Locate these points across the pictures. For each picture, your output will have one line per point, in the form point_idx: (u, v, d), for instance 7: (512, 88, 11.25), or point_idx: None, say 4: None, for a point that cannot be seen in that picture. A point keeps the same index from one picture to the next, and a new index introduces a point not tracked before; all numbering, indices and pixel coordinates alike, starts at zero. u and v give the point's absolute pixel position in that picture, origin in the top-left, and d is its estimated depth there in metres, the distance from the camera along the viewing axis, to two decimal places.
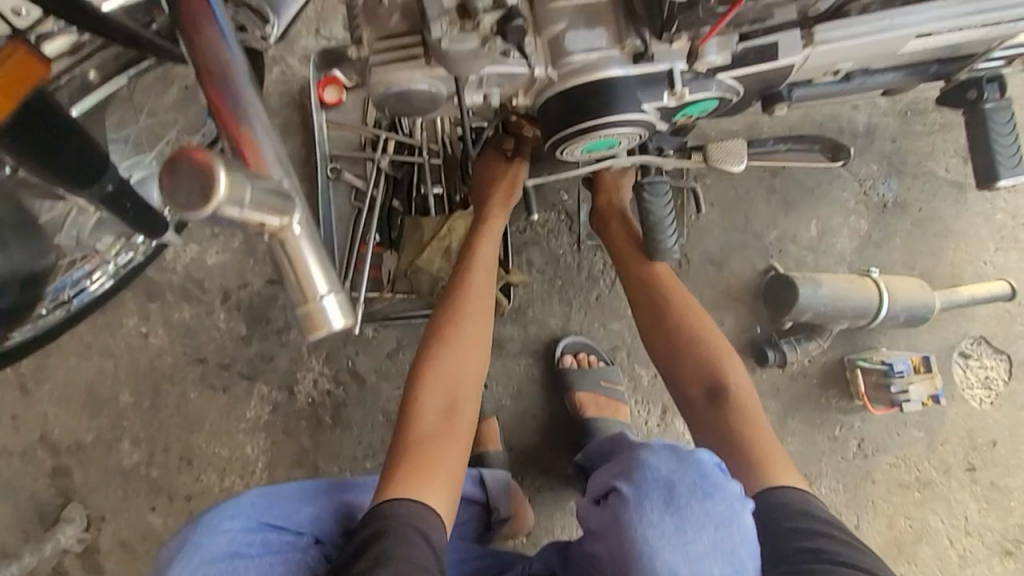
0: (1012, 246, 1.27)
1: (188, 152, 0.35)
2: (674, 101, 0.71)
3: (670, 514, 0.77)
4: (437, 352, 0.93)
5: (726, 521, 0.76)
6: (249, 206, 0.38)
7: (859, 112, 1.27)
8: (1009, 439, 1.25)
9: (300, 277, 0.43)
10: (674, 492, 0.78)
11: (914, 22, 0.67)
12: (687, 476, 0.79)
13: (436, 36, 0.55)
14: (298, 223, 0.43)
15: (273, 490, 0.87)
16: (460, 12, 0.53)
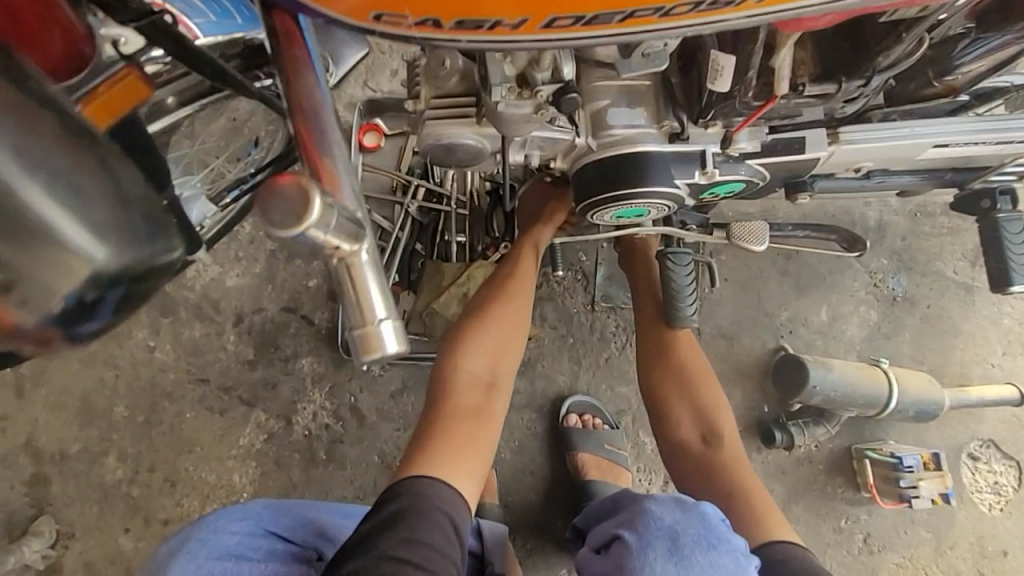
0: (1019, 351, 1.29)
1: (284, 179, 0.37)
2: (704, 179, 0.75)
3: (674, 563, 0.75)
4: (473, 344, 0.97)
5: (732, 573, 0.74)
6: (329, 232, 0.38)
7: (871, 208, 1.32)
8: (1020, 550, 1.21)
9: (360, 298, 0.42)
10: (677, 542, 0.76)
11: (931, 132, 0.73)
12: (691, 525, 0.77)
13: (495, 100, 0.58)
14: (367, 252, 0.43)
15: (282, 505, 0.91)
16: (520, 82, 0.57)
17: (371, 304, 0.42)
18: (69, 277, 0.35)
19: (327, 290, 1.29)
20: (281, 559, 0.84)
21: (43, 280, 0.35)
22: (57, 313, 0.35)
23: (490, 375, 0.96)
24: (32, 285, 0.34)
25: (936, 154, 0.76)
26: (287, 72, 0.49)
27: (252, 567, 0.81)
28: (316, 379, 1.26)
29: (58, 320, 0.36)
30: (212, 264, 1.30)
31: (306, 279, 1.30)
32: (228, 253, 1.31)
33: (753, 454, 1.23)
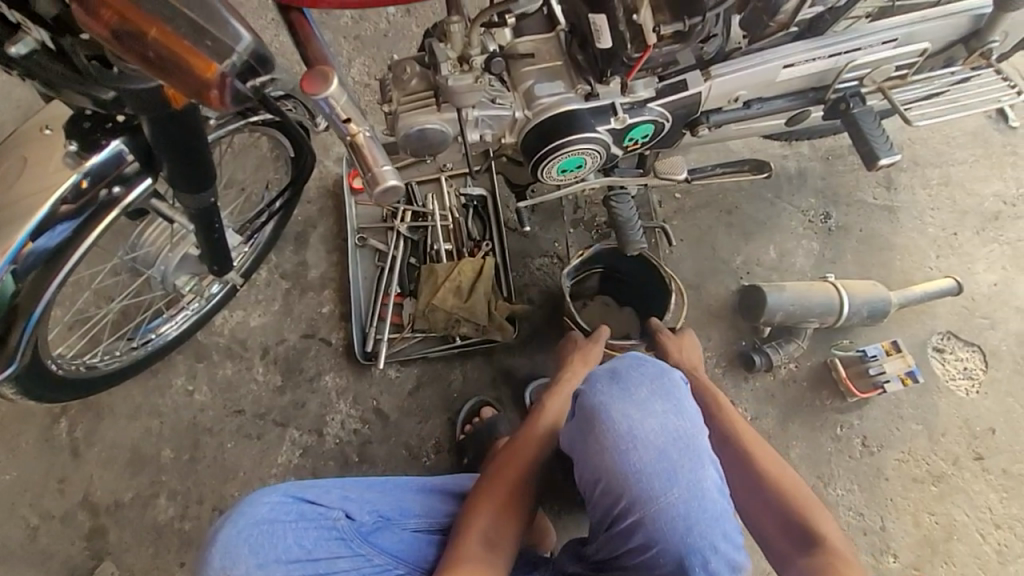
0: (950, 252, 1.46)
1: (313, 73, 0.63)
2: (619, 124, 0.97)
3: (615, 381, 0.90)
4: (497, 477, 1.00)
5: (659, 375, 0.91)
6: (342, 104, 0.65)
7: (789, 160, 1.53)
8: (1005, 425, 1.31)
9: (366, 155, 0.68)
10: (615, 370, 0.92)
11: (775, 56, 0.96)
12: (622, 359, 0.94)
13: (445, 75, 0.85)
14: (367, 131, 0.68)
15: (311, 480, 1.00)
16: (457, 60, 0.86)
17: (378, 158, 0.69)
18: (236, 46, 0.58)
19: (339, 313, 1.47)
20: (309, 519, 0.94)
21: (222, 42, 0.58)
22: (230, 65, 0.59)
23: (501, 530, 0.95)
24: (218, 45, 0.58)
25: (791, 74, 0.99)
26: (302, 42, 0.72)
27: (285, 528, 0.93)
28: (339, 392, 1.40)
29: (231, 71, 0.59)
30: (235, 310, 1.46)
31: (320, 307, 1.47)
32: (249, 297, 1.47)
33: (741, 384, 1.36)
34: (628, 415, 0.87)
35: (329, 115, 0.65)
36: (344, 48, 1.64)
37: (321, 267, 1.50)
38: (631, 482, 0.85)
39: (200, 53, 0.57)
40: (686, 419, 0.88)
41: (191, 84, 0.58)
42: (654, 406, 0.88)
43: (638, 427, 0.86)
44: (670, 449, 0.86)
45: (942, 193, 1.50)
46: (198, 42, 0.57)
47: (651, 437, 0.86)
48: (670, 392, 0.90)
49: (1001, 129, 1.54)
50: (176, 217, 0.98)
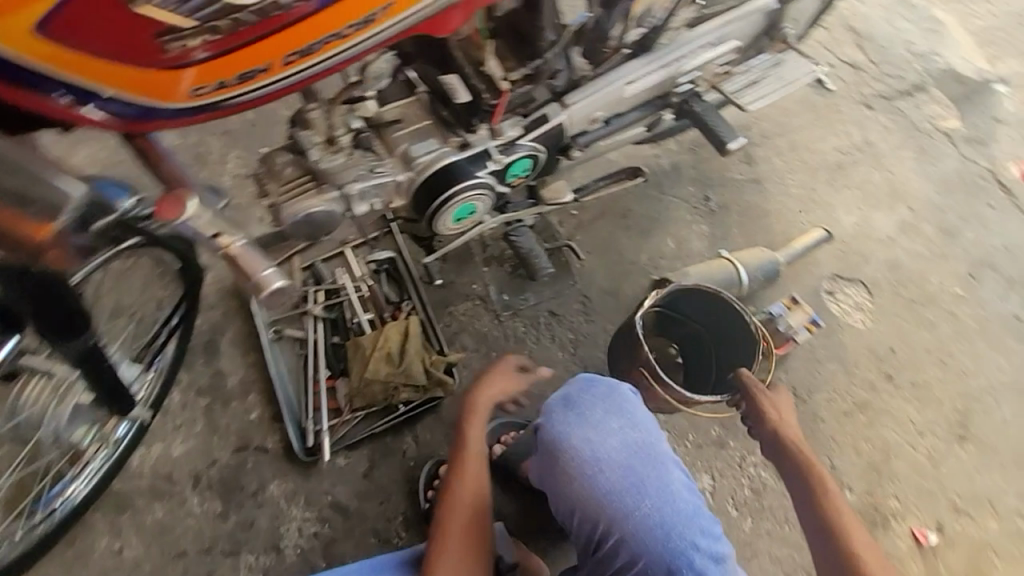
0: (815, 206, 1.65)
1: (166, 203, 0.73)
2: (498, 165, 1.02)
3: (569, 408, 0.92)
4: (451, 517, 1.12)
5: (610, 392, 0.94)
6: (204, 221, 0.74)
7: (662, 158, 1.67)
8: (900, 342, 1.48)
9: (246, 263, 0.76)
10: (567, 397, 0.94)
11: (618, 77, 1.07)
12: (574, 384, 0.97)
13: (314, 159, 0.92)
14: (243, 239, 0.77)
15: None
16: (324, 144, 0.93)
17: (257, 262, 0.76)
18: (63, 209, 0.64)
19: (270, 414, 1.38)
20: None
21: (50, 208, 0.63)
22: (65, 223, 0.64)
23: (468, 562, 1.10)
24: (42, 209, 0.63)
25: (636, 89, 1.09)
26: (155, 164, 0.76)
27: None
28: (289, 498, 1.31)
29: (68, 228, 0.65)
30: (153, 444, 1.33)
31: (248, 414, 1.38)
32: (165, 426, 1.35)
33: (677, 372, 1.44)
34: (587, 439, 0.90)
35: (195, 235, 0.75)
36: (214, 146, 1.61)
37: (239, 372, 1.42)
38: (604, 503, 0.87)
39: (28, 221, 0.63)
40: (643, 429, 0.91)
41: (23, 247, 0.63)
42: (610, 424, 0.91)
43: (599, 448, 0.89)
44: (633, 462, 0.88)
45: (793, 157, 1.70)
46: (24, 210, 0.63)
47: (613, 455, 0.88)
48: (624, 406, 0.93)
49: (822, 93, 1.79)
50: (56, 369, 0.92)
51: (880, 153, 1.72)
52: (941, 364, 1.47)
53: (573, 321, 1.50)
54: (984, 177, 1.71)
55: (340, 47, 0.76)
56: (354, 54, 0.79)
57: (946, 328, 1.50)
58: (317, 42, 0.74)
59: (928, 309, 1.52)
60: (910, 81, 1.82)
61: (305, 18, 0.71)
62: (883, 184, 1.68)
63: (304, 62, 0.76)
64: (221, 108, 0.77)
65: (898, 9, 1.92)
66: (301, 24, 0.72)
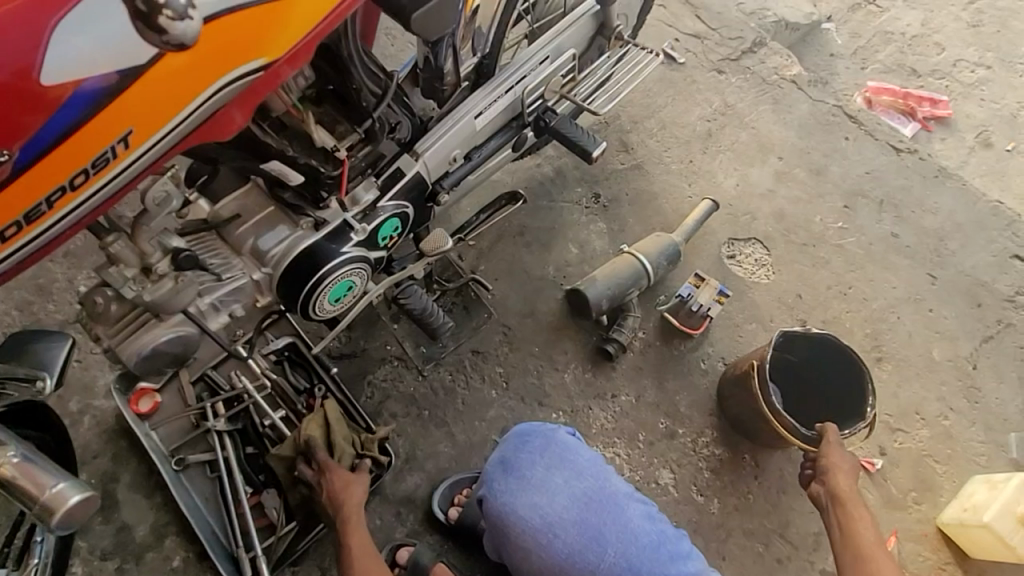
0: (697, 177, 1.69)
1: None
2: (363, 234, 0.94)
3: (509, 475, 0.97)
4: None
5: (547, 445, 0.98)
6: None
7: (543, 166, 1.66)
8: (804, 286, 1.55)
9: (25, 484, 0.74)
10: (506, 463, 0.98)
11: (464, 111, 1.02)
12: (508, 445, 1.00)
13: (134, 295, 0.80)
14: (16, 456, 0.75)
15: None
16: (144, 272, 0.81)
17: (43, 479, 0.74)
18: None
19: (194, 555, 1.23)
20: None
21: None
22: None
23: None
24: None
25: (486, 119, 1.05)
26: None
27: None
28: None
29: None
30: None
31: (169, 562, 1.23)
32: None
33: (611, 376, 1.43)
34: (533, 503, 0.94)
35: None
36: (55, 272, 1.42)
37: (148, 519, 1.25)
38: (566, 565, 0.92)
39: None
40: (587, 476, 0.96)
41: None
42: (553, 481, 0.95)
43: (547, 511, 0.94)
44: (584, 513, 0.94)
45: (665, 135, 1.74)
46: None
47: (563, 512, 0.94)
48: (562, 458, 0.97)
49: (674, 68, 1.84)
50: None
51: (740, 112, 1.80)
52: (844, 296, 1.55)
53: (498, 354, 1.44)
54: (835, 113, 1.83)
55: (76, 199, 0.70)
56: (99, 200, 0.73)
57: (839, 261, 1.59)
58: (42, 202, 0.68)
59: (821, 248, 1.60)
60: (749, 38, 1.92)
61: (9, 185, 0.65)
62: (750, 140, 1.76)
63: (35, 227, 0.69)
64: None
65: None
66: (8, 191, 0.66)
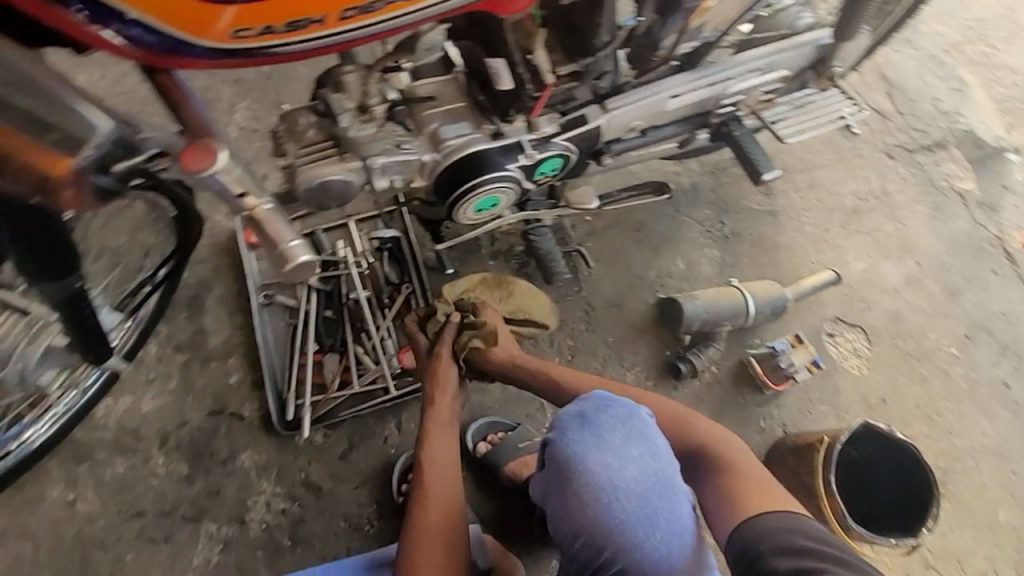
0: (827, 246, 1.63)
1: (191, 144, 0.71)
2: (529, 160, 0.98)
3: (586, 427, 0.91)
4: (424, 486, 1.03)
5: (630, 416, 0.93)
6: (235, 177, 0.74)
7: (682, 176, 1.64)
8: (893, 393, 1.49)
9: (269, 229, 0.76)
10: (585, 415, 0.93)
11: (663, 88, 1.04)
12: (589, 402, 0.96)
13: (345, 125, 0.87)
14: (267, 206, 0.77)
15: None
16: (360, 110, 0.87)
17: (285, 231, 0.76)
18: (88, 137, 0.67)
19: (250, 381, 1.32)
20: None
21: (68, 136, 0.66)
22: (82, 160, 0.67)
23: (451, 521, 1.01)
24: (62, 138, 0.66)
25: (677, 104, 1.07)
26: (176, 105, 0.72)
27: None
28: (259, 469, 1.27)
29: (84, 166, 0.68)
30: (123, 395, 1.28)
31: (226, 377, 1.32)
32: (137, 379, 1.29)
33: (670, 393, 1.43)
34: (604, 462, 0.89)
35: (222, 189, 0.73)
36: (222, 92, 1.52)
37: (223, 333, 1.35)
38: (614, 532, 0.87)
39: (49, 153, 0.66)
40: (663, 459, 0.90)
41: (32, 177, 0.66)
42: (630, 451, 0.90)
43: (617, 475, 0.88)
44: (650, 492, 0.88)
45: (811, 195, 1.69)
46: (39, 137, 0.65)
47: (631, 484, 0.88)
48: (643, 433, 0.92)
49: (846, 135, 1.76)
50: (32, 308, 0.87)
51: (895, 203, 1.71)
52: (929, 420, 1.47)
53: (573, 328, 1.46)
54: (992, 243, 1.71)
55: (402, 10, 0.70)
56: (416, 19, 0.73)
57: (938, 385, 1.51)
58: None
59: (924, 365, 1.53)
60: (932, 137, 1.81)
61: None
62: (894, 233, 1.67)
63: (362, 20, 0.69)
64: (260, 54, 0.69)
65: (928, 63, 1.90)
66: None
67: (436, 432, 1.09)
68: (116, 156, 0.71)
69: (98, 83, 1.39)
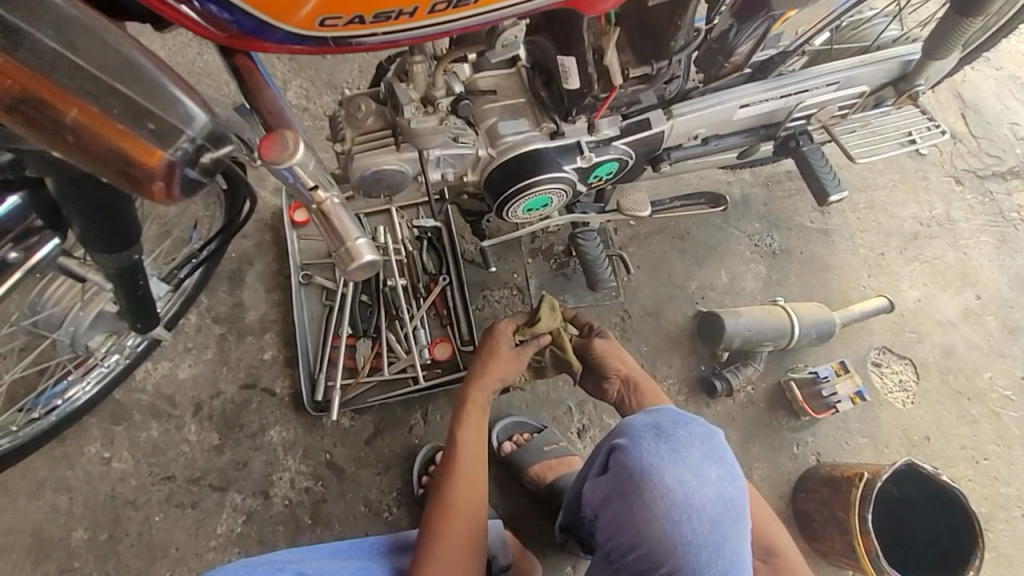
0: (880, 271, 1.56)
1: (273, 138, 0.56)
2: (586, 163, 0.95)
3: (663, 441, 0.87)
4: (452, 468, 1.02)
5: (707, 436, 0.89)
6: (309, 171, 0.57)
7: (733, 186, 1.58)
8: (938, 431, 1.42)
9: (335, 226, 0.60)
10: (662, 428, 0.89)
11: (735, 96, 0.99)
12: (664, 415, 0.91)
13: (407, 117, 0.81)
14: (338, 198, 0.60)
15: (256, 560, 0.93)
16: (423, 101, 0.82)
17: (350, 229, 0.61)
18: (184, 127, 0.53)
19: (283, 358, 1.33)
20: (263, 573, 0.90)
21: (167, 125, 0.53)
22: (178, 153, 0.53)
23: (474, 507, 0.99)
24: (161, 128, 0.53)
25: (746, 114, 1.02)
26: (254, 95, 0.62)
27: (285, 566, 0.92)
28: (286, 447, 1.28)
29: (179, 159, 0.54)
30: (162, 360, 1.30)
31: (260, 353, 1.33)
32: (177, 346, 1.32)
33: (702, 409, 1.39)
34: (680, 479, 0.84)
35: (293, 184, 0.57)
36: (277, 67, 1.50)
37: (261, 308, 1.36)
38: (678, 551, 0.82)
39: (142, 141, 0.52)
40: (737, 485, 0.87)
41: (121, 165, 0.53)
42: (707, 472, 0.85)
43: (692, 494, 0.84)
44: (721, 518, 0.84)
45: (869, 216, 1.60)
46: (136, 127, 0.52)
47: (705, 505, 0.83)
48: (720, 455, 0.88)
49: (913, 155, 1.67)
50: (89, 276, 0.84)
51: (960, 231, 1.61)
52: (974, 464, 1.41)
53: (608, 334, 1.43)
54: None
55: (496, 3, 0.64)
56: (508, 14, 0.66)
57: (987, 427, 1.43)
58: None
59: (974, 404, 1.45)
60: (1008, 163, 1.69)
61: None
62: (955, 263, 1.58)
63: (454, 13, 0.63)
64: (352, 46, 0.63)
65: (1010, 83, 1.77)
66: None
67: (468, 418, 1.06)
68: (206, 147, 0.55)
69: (159, 52, 1.40)
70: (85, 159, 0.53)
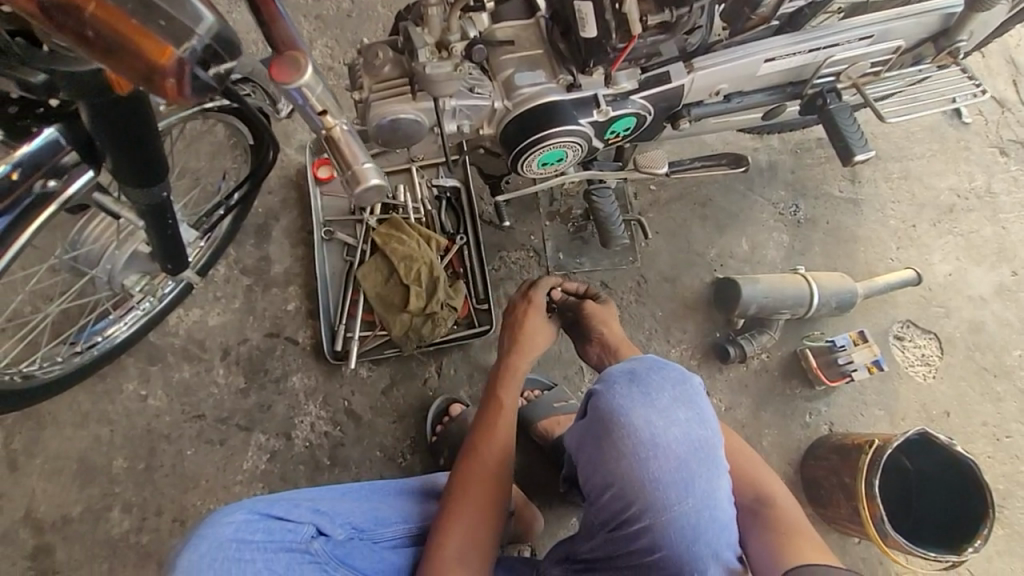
0: (910, 244, 1.51)
1: (275, 63, 0.57)
2: (602, 117, 0.95)
3: (635, 385, 0.89)
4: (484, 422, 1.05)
5: (680, 381, 0.90)
6: (317, 95, 0.59)
7: (760, 152, 1.54)
8: (959, 407, 1.39)
9: (342, 150, 0.64)
10: (635, 373, 0.90)
11: (759, 50, 0.96)
12: (640, 362, 0.93)
13: (422, 62, 0.82)
14: (344, 126, 0.64)
15: (275, 496, 0.97)
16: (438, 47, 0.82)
17: (356, 153, 0.65)
18: (194, 27, 0.52)
19: (306, 309, 1.39)
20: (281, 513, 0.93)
21: (177, 22, 0.52)
22: (189, 50, 0.52)
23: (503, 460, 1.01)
24: (172, 24, 0.51)
25: (771, 69, 0.99)
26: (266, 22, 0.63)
27: (300, 503, 0.96)
28: (307, 393, 1.34)
29: (190, 56, 0.53)
30: (193, 308, 1.37)
31: (285, 303, 1.39)
32: (207, 294, 1.38)
33: (714, 374, 1.39)
34: (648, 420, 0.86)
35: (302, 105, 0.60)
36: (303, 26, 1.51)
37: (285, 261, 1.41)
38: (647, 489, 0.84)
39: (154, 36, 0.51)
40: (707, 427, 0.88)
41: (139, 67, 0.52)
42: (676, 413, 0.87)
43: (659, 433, 0.85)
44: (688, 457, 0.85)
45: (901, 186, 1.54)
46: (149, 23, 0.51)
47: (672, 445, 0.85)
48: (691, 399, 0.89)
49: (955, 123, 1.58)
50: (124, 214, 0.88)
51: (999, 205, 1.54)
52: (995, 441, 1.37)
53: (624, 298, 1.44)
54: None
55: None
56: None
57: (1012, 405, 1.40)
58: None
59: (1000, 382, 1.41)
60: None
61: None
62: (992, 238, 1.51)
63: None
64: None
65: None
66: None
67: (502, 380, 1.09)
68: (217, 48, 0.54)
69: None
70: (102, 59, 0.51)
